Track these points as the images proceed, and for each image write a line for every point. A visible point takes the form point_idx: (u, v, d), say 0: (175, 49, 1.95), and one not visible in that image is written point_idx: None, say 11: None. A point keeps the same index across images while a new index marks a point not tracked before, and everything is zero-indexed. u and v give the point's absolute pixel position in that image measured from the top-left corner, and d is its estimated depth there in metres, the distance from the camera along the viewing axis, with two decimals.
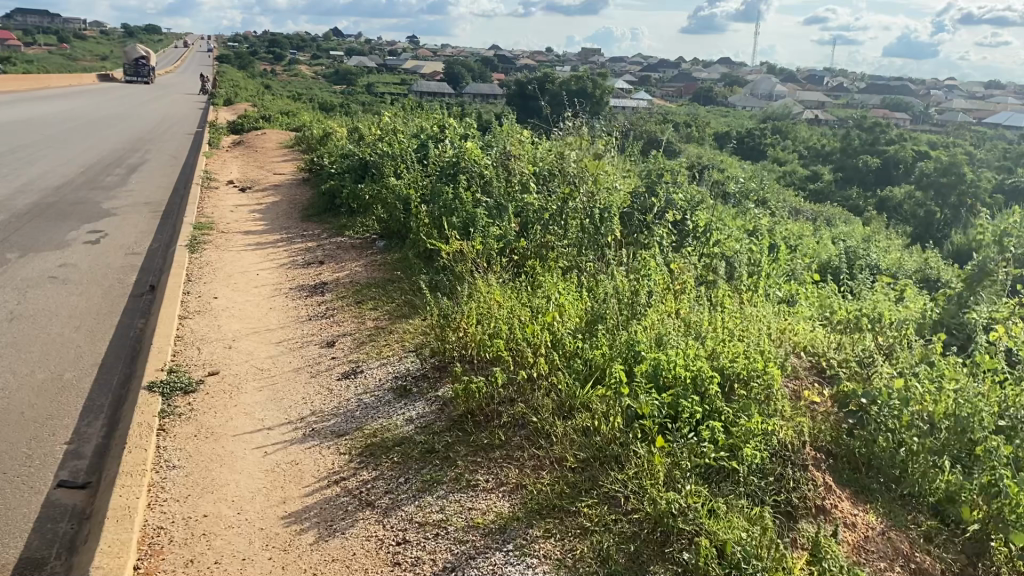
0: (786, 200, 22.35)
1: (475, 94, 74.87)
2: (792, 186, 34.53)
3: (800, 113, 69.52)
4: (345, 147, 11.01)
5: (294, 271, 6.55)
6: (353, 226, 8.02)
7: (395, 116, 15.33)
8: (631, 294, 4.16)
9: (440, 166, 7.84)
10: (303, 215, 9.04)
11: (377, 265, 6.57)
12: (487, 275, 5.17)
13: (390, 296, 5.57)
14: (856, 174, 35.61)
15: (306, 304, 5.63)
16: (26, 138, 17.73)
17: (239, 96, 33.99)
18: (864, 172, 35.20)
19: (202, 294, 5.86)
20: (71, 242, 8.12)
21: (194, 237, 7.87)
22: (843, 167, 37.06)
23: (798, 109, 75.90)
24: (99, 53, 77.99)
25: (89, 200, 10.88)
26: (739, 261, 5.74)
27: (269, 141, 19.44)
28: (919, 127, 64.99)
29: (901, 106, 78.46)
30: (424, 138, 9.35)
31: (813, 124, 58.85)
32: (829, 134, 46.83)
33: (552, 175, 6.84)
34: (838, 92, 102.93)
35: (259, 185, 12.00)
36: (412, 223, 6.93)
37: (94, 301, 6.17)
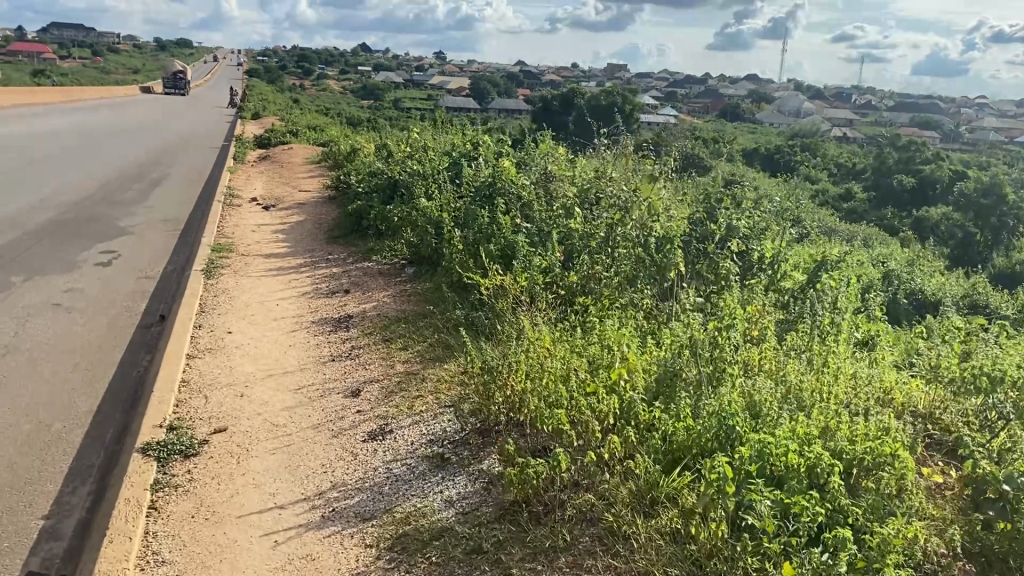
0: (823, 221, 21.66)
1: (501, 109, 74.45)
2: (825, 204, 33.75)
3: (830, 131, 68.60)
4: (372, 164, 10.49)
5: (317, 301, 5.99)
6: (380, 251, 7.48)
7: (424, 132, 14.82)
8: (708, 346, 3.53)
9: (476, 186, 7.28)
10: (327, 236, 8.51)
11: (406, 296, 5.97)
12: (532, 313, 4.56)
13: (422, 334, 4.97)
14: (890, 195, 34.20)
15: (327, 341, 5.04)
16: (49, 151, 17.45)
17: (265, 110, 33.67)
18: (899, 192, 34.05)
19: (213, 328, 5.29)
20: (82, 264, 7.64)
21: (212, 260, 7.35)
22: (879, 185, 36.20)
23: (827, 126, 75.03)
24: (130, 66, 78.81)
25: (106, 216, 10.42)
26: (813, 299, 5.11)
27: (295, 156, 19.05)
28: (952, 145, 63.90)
29: (933, 124, 77.33)
30: (457, 156, 8.80)
31: (843, 142, 57.97)
32: (861, 152, 45.98)
33: (598, 196, 6.25)
34: (868, 110, 101.80)
35: (283, 202, 11.50)
36: (445, 249, 6.36)
37: (98, 333, 5.64)
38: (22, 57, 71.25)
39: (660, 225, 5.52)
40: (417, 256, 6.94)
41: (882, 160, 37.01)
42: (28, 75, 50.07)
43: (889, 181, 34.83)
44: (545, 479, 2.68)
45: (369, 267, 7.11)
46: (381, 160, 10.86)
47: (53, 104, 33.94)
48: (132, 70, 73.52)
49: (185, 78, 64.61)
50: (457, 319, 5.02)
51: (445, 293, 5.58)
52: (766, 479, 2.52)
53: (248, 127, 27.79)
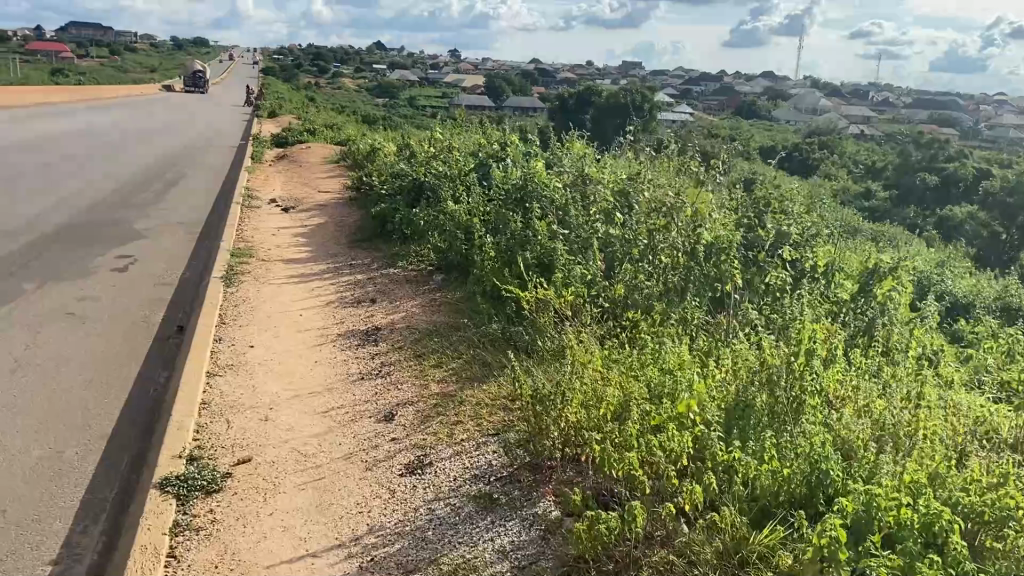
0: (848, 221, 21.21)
1: (517, 107, 74.03)
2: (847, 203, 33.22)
3: (849, 129, 67.85)
4: (395, 165, 10.19)
5: (343, 312, 5.70)
6: (406, 256, 7.19)
7: (446, 131, 14.52)
8: (783, 371, 3.18)
9: (507, 189, 6.97)
10: (350, 240, 8.23)
11: (436, 307, 5.66)
12: (578, 330, 4.23)
13: (457, 350, 4.65)
14: (912, 193, 33.29)
15: (355, 357, 4.73)
16: (65, 151, 17.27)
17: (281, 108, 33.45)
18: (920, 189, 33.24)
19: (234, 342, 4.99)
20: (97, 270, 7.38)
21: (231, 266, 7.07)
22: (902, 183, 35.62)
23: (846, 124, 74.22)
24: (146, 65, 79.09)
25: (123, 219, 10.17)
26: (873, 312, 4.78)
27: (313, 156, 18.79)
28: (973, 142, 63.04)
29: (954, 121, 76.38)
30: (484, 157, 8.49)
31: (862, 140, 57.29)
32: (881, 149, 45.33)
33: (639, 201, 5.92)
34: (885, 107, 100.76)
35: (303, 204, 11.23)
36: (476, 256, 6.06)
37: (113, 345, 5.35)
38: (39, 56, 71.40)
39: (707, 232, 5.20)
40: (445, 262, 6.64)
41: (905, 158, 36.41)
42: (44, 74, 50.07)
43: (910, 179, 34.08)
44: (617, 534, 2.37)
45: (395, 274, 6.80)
46: (403, 160, 10.56)
47: (70, 103, 33.90)
48: (148, 69, 73.51)
49: (201, 77, 64.47)
50: (494, 333, 4.70)
51: (479, 304, 5.26)
52: (873, 539, 2.19)
53: (264, 126, 27.57)
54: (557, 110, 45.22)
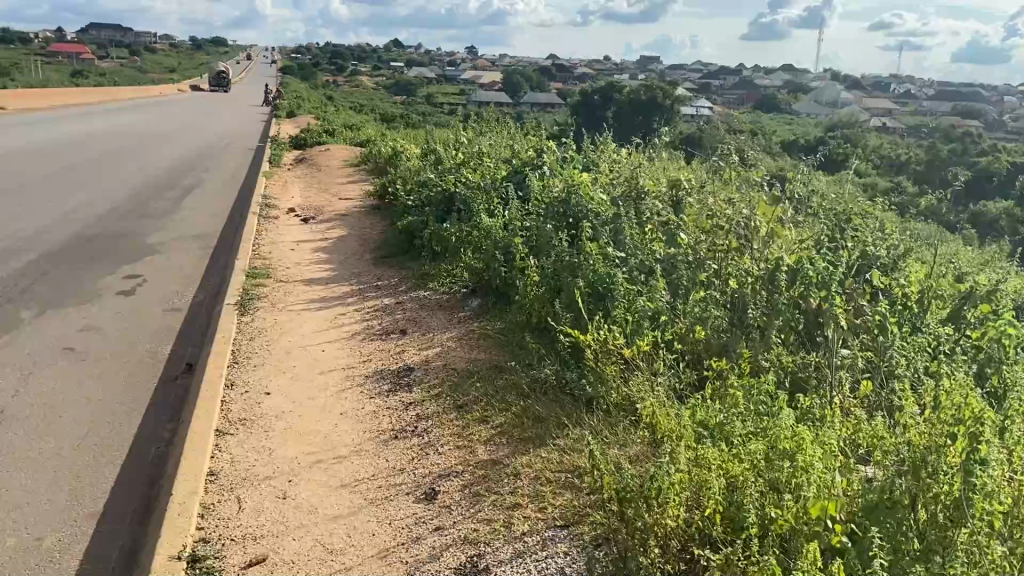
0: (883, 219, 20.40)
1: (535, 103, 73.12)
2: None
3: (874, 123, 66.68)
4: (421, 172, 9.57)
5: (370, 347, 5.07)
6: (437, 277, 6.56)
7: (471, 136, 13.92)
8: (938, 446, 2.50)
9: (548, 202, 6.34)
10: (375, 256, 7.62)
11: (474, 341, 5.01)
12: (650, 383, 3.58)
13: (504, 401, 4.00)
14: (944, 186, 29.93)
15: (387, 408, 4.10)
16: (77, 157, 16.79)
17: (299, 108, 32.92)
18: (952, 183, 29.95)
19: (248, 388, 4.38)
20: (103, 292, 6.82)
21: (246, 288, 6.48)
22: None
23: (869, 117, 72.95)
24: (164, 65, 79.06)
25: (134, 231, 9.63)
26: (986, 349, 4.11)
27: (333, 159, 18.22)
28: (1001, 134, 61.68)
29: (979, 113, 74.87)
30: (520, 163, 7.85)
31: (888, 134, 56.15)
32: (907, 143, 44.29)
33: (703, 216, 5.27)
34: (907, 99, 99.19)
35: (323, 214, 10.62)
36: (517, 281, 5.43)
37: (113, 389, 4.77)
38: (57, 57, 71.39)
39: (786, 258, 4.54)
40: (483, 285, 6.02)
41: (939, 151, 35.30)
42: (62, 76, 49.85)
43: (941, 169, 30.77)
44: None
45: (425, 297, 6.18)
46: (430, 167, 9.94)
47: (86, 105, 33.54)
48: (166, 69, 73.27)
49: (220, 77, 64.08)
50: (550, 382, 4.05)
51: (528, 340, 4.62)
52: None
53: (282, 127, 27.06)
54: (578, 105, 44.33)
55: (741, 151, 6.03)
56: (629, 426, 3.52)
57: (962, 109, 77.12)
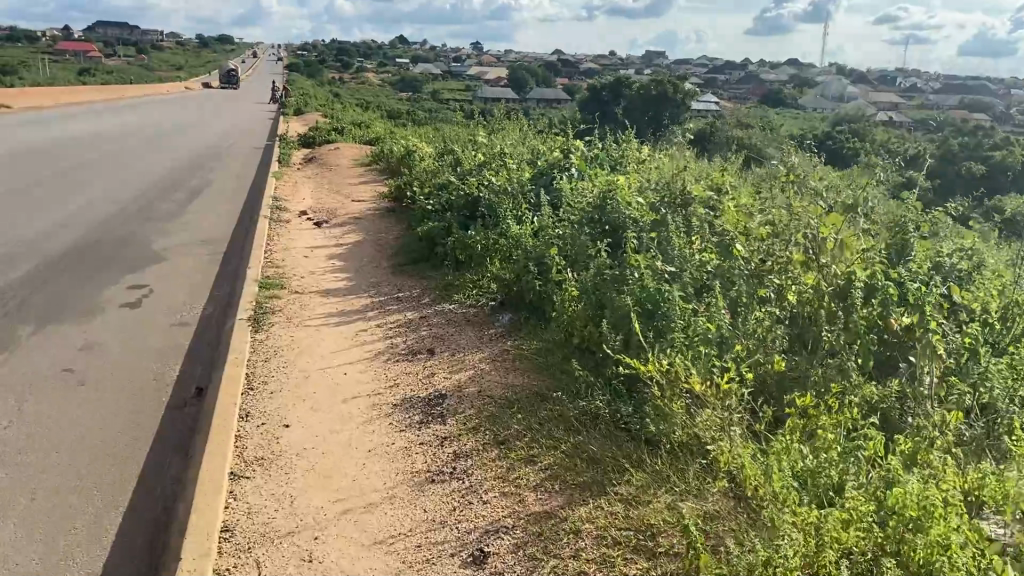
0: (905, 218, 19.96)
1: (543, 99, 72.61)
2: None
3: (884, 118, 66.15)
4: (440, 174, 9.14)
5: (396, 369, 4.65)
6: (463, 287, 6.15)
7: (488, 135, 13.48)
8: None
9: (583, 209, 5.92)
10: (394, 263, 7.22)
11: (509, 362, 4.58)
12: (723, 425, 3.16)
13: (552, 437, 3.57)
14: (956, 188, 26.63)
15: (419, 443, 3.67)
16: (81, 158, 16.39)
17: (307, 106, 32.53)
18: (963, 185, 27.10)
19: (265, 419, 3.96)
20: (106, 305, 6.43)
21: (258, 300, 6.07)
22: None
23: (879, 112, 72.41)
24: (171, 62, 78.83)
25: (140, 236, 9.24)
26: None
27: (343, 158, 17.82)
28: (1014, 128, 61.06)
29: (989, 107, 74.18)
30: (547, 163, 7.42)
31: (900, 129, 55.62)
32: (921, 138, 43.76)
33: (760, 226, 4.83)
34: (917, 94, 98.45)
35: (336, 217, 10.21)
36: (554, 296, 5.01)
37: (115, 418, 4.37)
38: (64, 56, 71.18)
39: (857, 271, 4.11)
40: (514, 299, 5.59)
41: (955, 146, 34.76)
42: (67, 74, 49.58)
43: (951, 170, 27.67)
44: None
45: (451, 310, 5.75)
46: (449, 167, 9.51)
47: (91, 103, 33.16)
48: (173, 67, 72.96)
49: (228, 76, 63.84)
50: (603, 416, 3.63)
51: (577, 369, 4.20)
52: None
53: (291, 125, 26.68)
54: (587, 101, 43.85)
55: (793, 153, 5.59)
56: (701, 474, 3.10)
57: (974, 103, 76.34)
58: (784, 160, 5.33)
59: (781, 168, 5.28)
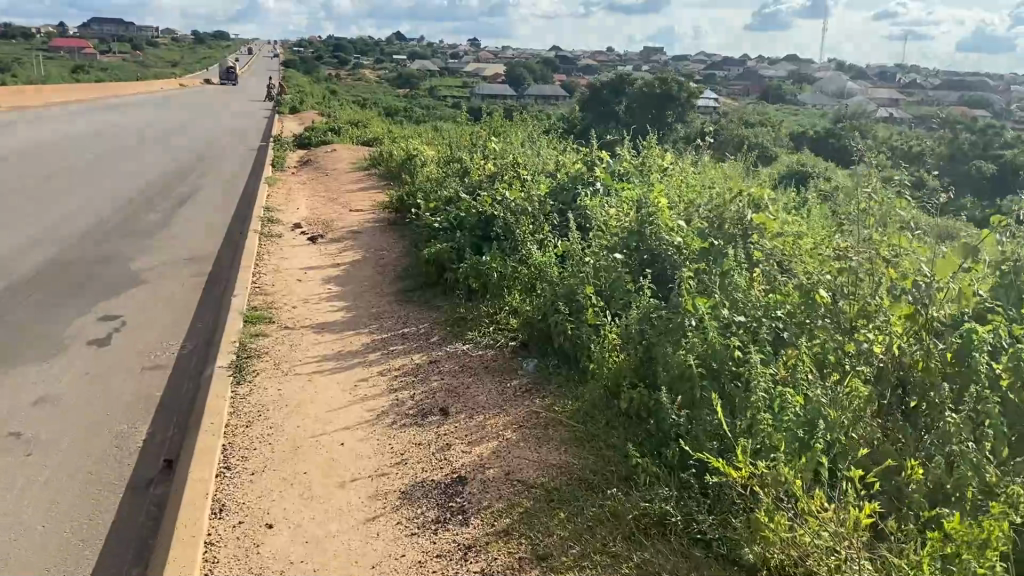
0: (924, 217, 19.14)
1: (541, 95, 71.75)
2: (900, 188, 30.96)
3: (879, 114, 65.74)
4: (447, 185, 8.37)
5: (404, 436, 3.87)
6: (477, 322, 5.38)
7: (494, 139, 12.72)
8: None
9: (619, 236, 5.15)
10: (398, 290, 6.45)
11: (539, 431, 3.81)
12: (842, 561, 2.39)
13: (608, 550, 2.81)
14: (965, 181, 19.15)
15: (437, 555, 2.91)
16: (66, 162, 15.59)
17: (302, 104, 31.66)
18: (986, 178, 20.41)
19: (243, 517, 3.19)
20: (71, 342, 5.65)
21: (243, 340, 5.30)
22: None
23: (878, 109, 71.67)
24: (165, 59, 78.00)
25: (119, 254, 8.45)
26: None
27: (341, 161, 17.05)
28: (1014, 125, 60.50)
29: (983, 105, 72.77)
30: (570, 177, 6.65)
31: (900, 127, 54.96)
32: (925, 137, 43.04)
33: (837, 262, 4.06)
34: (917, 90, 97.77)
35: (333, 230, 9.43)
36: (591, 344, 4.23)
37: (62, 501, 3.59)
38: (57, 52, 70.29)
39: (974, 327, 3.34)
40: (540, 341, 4.82)
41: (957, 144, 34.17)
42: (60, 71, 48.82)
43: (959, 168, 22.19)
44: None
45: (465, 354, 4.96)
46: (457, 176, 8.76)
47: (81, 101, 32.32)
48: (168, 65, 72.21)
49: (221, 73, 62.71)
50: (673, 524, 2.86)
51: (628, 449, 3.43)
52: None
53: (286, 125, 25.87)
54: (588, 98, 43.03)
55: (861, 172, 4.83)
56: None
57: (974, 99, 75.80)
58: (858, 180, 4.55)
59: (854, 191, 4.52)
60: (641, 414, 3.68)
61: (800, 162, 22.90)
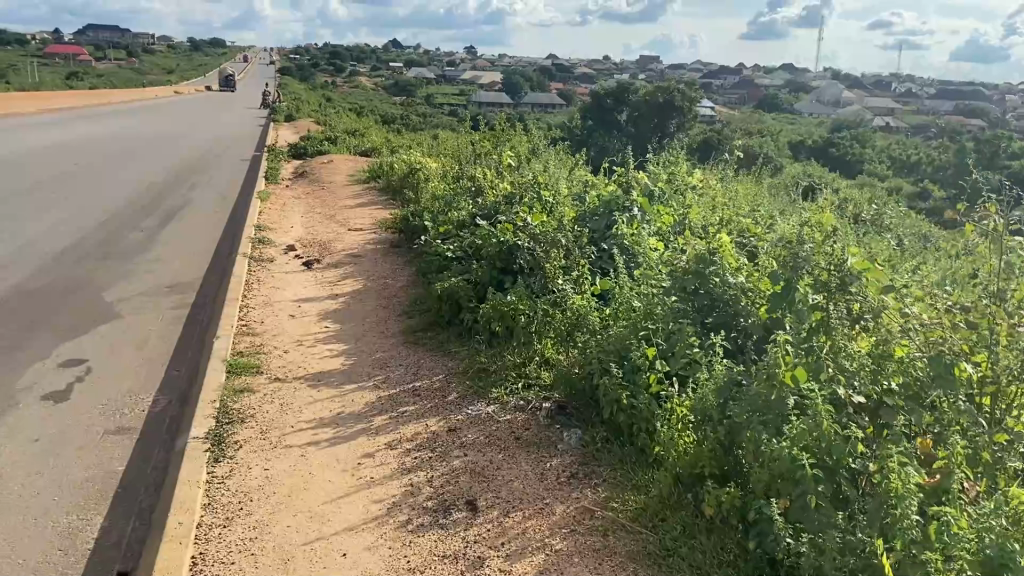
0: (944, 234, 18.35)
1: (540, 103, 71.03)
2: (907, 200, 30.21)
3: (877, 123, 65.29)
4: (458, 207, 7.55)
5: (423, 544, 3.05)
6: (502, 374, 4.57)
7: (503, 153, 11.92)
8: None
9: (670, 277, 4.34)
10: (406, 330, 5.65)
11: (595, 543, 3.03)
12: None
13: None
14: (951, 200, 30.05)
15: None
16: (49, 173, 14.77)
17: (299, 112, 30.89)
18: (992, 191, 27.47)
19: None
20: (23, 396, 4.82)
21: (225, 397, 4.48)
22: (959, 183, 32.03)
23: (877, 118, 71.13)
24: (160, 66, 77.25)
25: (93, 280, 7.63)
26: None
27: (339, 173, 16.25)
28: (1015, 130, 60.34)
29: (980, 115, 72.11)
30: (601, 201, 5.83)
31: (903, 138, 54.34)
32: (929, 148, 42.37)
33: (963, 325, 3.26)
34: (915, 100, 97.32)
35: (331, 253, 8.61)
36: (653, 419, 3.43)
37: None
38: (51, 58, 69.50)
39: None
40: (585, 407, 3.99)
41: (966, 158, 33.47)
42: (53, 77, 48.05)
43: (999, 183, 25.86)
44: None
45: (491, 420, 4.12)
46: (468, 197, 7.94)
47: (72, 107, 31.50)
48: (164, 71, 71.48)
49: (218, 80, 61.87)
50: None
51: None
52: None
53: (281, 134, 25.07)
54: (590, 108, 42.29)
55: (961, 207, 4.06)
56: None
57: (975, 109, 75.28)
58: (966, 218, 3.77)
59: (963, 230, 3.74)
60: (729, 520, 2.90)
61: (812, 178, 22.12)
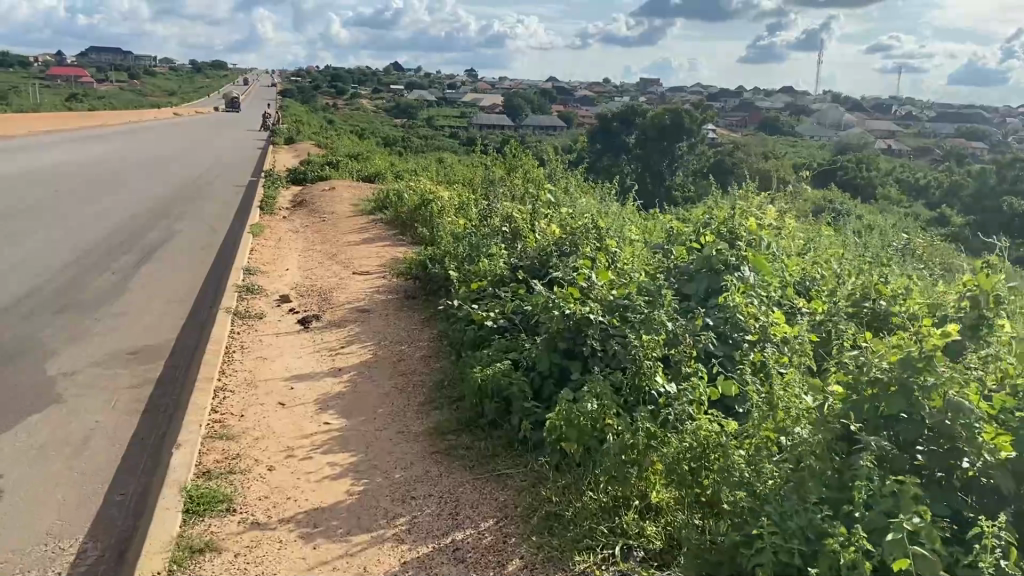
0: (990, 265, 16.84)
1: (541, 125, 69.71)
2: (931, 224, 28.74)
3: (883, 148, 64.07)
4: (491, 258, 6.10)
5: None
6: (585, 522, 3.12)
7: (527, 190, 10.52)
8: None
9: (846, 389, 2.93)
10: (434, 433, 4.19)
11: None
12: None
13: None
14: (995, 221, 28.61)
15: None
16: (19, 201, 13.28)
17: (298, 134, 29.55)
18: (1010, 217, 28.14)
19: None
20: None
21: (174, 566, 3.00)
22: (981, 208, 30.56)
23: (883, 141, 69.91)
24: (158, 87, 76.25)
25: (36, 344, 6.13)
26: None
27: (341, 202, 14.81)
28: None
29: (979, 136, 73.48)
30: (697, 259, 4.37)
31: (911, 162, 53.18)
32: (944, 172, 41.03)
33: None
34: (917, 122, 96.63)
35: (332, 305, 7.15)
36: None
37: None
38: (50, 80, 68.72)
39: None
40: None
41: (987, 183, 32.08)
42: (50, 98, 47.02)
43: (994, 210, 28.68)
44: None
45: None
46: (502, 246, 6.50)
47: (59, 127, 30.09)
48: (163, 92, 70.49)
49: (215, 103, 60.60)
50: None
51: None
52: None
53: (280, 158, 23.68)
54: (597, 131, 40.94)
55: None
56: None
57: (980, 133, 74.01)
58: None
59: None
60: None
61: (841, 206, 20.61)
